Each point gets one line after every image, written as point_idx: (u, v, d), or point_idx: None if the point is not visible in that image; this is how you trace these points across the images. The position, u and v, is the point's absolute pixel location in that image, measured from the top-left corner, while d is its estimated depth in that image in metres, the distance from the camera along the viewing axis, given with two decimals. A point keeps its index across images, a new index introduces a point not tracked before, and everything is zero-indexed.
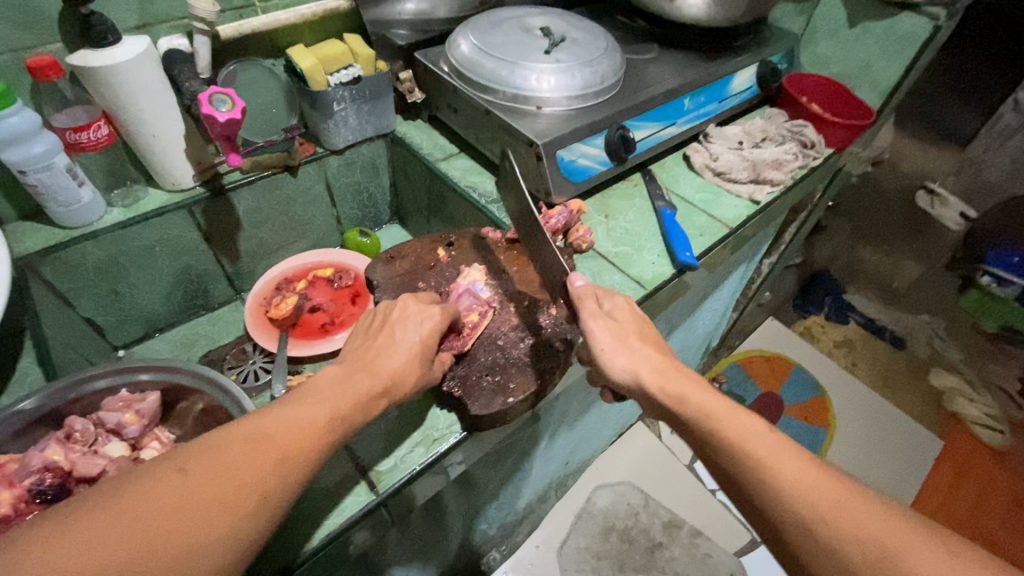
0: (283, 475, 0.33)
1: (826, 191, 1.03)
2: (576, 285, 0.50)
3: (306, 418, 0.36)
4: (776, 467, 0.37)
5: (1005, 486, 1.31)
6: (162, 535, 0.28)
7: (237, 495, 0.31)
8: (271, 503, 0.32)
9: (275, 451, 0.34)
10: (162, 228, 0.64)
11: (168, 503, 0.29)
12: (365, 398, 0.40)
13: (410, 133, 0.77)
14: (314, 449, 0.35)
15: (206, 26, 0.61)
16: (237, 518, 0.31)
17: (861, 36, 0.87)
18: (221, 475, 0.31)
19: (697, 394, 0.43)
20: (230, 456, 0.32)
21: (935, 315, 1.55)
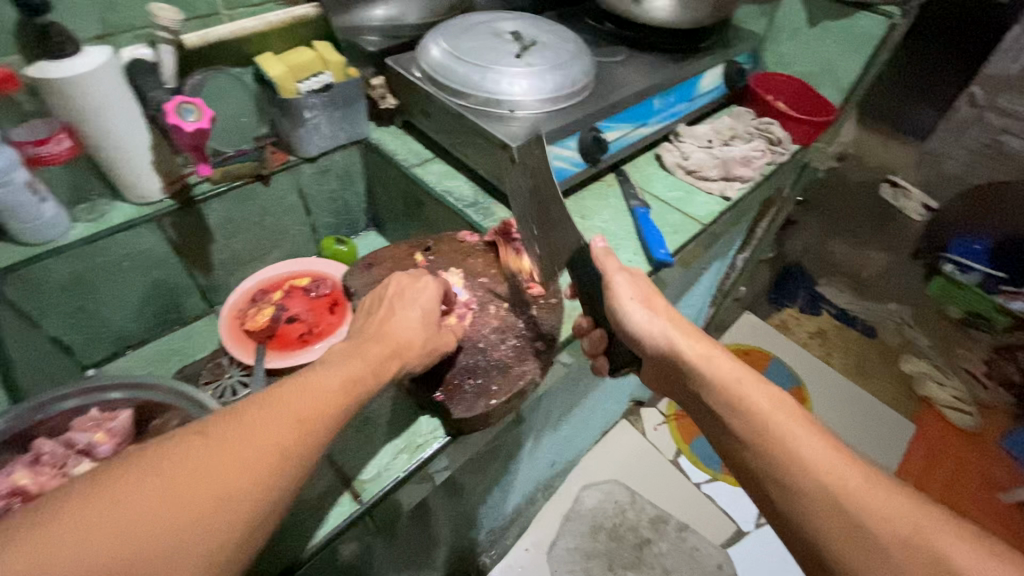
0: (303, 434, 0.35)
1: (794, 186, 1.06)
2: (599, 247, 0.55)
3: (321, 383, 0.38)
4: (804, 444, 0.39)
5: (976, 466, 1.35)
6: (190, 490, 0.30)
7: (258, 450, 0.32)
8: (293, 457, 0.34)
9: (294, 412, 0.35)
10: (131, 242, 0.63)
11: (194, 460, 0.31)
12: (376, 365, 0.42)
13: (383, 139, 0.77)
14: (329, 409, 0.37)
15: (171, 36, 0.59)
16: (261, 472, 0.32)
17: (821, 36, 0.90)
18: (242, 435, 0.33)
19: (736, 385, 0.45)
20: (250, 418, 0.34)
21: (902, 303, 1.61)
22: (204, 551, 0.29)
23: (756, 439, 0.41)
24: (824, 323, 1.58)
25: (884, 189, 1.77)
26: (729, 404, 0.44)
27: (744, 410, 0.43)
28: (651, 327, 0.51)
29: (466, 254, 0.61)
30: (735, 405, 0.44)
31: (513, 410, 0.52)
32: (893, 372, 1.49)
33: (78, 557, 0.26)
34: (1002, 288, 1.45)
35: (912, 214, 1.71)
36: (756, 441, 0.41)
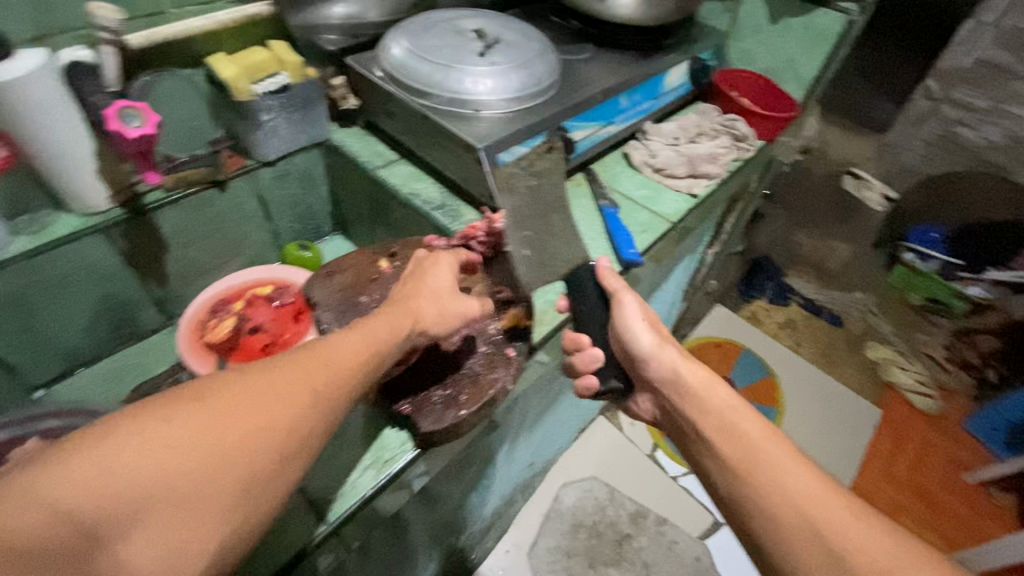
0: (332, 382, 0.36)
1: (761, 180, 1.07)
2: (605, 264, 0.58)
3: (351, 339, 0.40)
4: (790, 474, 0.41)
5: (940, 448, 1.40)
6: (231, 426, 0.31)
7: (289, 395, 0.34)
8: (321, 403, 0.35)
9: (327, 363, 0.37)
10: (77, 256, 0.59)
11: (236, 400, 0.32)
12: (398, 325, 0.43)
13: (346, 140, 0.75)
14: (355, 362, 0.38)
15: (112, 35, 0.56)
16: (297, 416, 0.34)
17: (783, 32, 0.91)
18: (279, 381, 0.34)
19: (714, 402, 0.48)
20: (286, 366, 0.35)
21: (866, 292, 1.65)
22: (241, 485, 0.30)
23: (739, 465, 0.43)
24: (793, 313, 1.62)
25: (847, 181, 1.83)
26: (719, 430, 0.45)
27: (732, 435, 0.45)
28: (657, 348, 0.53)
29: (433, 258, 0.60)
30: (724, 430, 0.45)
31: (485, 418, 0.51)
32: (859, 360, 1.53)
33: (126, 480, 0.27)
34: (961, 275, 1.52)
35: (873, 204, 1.78)
36: (739, 468, 0.43)
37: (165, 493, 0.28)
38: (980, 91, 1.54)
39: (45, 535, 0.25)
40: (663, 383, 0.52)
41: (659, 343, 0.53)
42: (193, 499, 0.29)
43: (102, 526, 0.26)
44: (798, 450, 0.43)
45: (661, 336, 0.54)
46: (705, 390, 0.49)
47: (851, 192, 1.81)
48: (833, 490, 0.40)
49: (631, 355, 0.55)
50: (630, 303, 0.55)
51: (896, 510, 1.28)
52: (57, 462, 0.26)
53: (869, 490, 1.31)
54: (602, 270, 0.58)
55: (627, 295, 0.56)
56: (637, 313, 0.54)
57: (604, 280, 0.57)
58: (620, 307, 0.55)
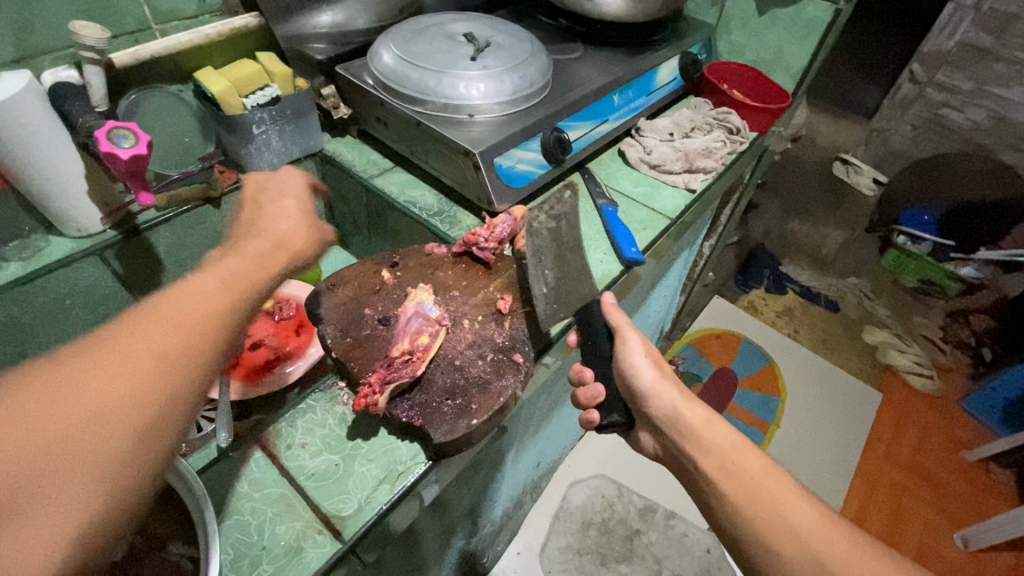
0: (187, 332, 0.31)
1: (754, 171, 1.07)
2: (611, 302, 0.56)
3: (203, 288, 0.34)
4: (796, 512, 0.45)
5: (941, 427, 1.42)
6: (59, 412, 0.26)
7: (134, 359, 0.29)
8: (181, 360, 0.30)
9: (172, 320, 0.31)
10: (73, 278, 0.58)
11: (53, 378, 0.27)
12: (261, 263, 0.39)
13: (339, 150, 0.74)
14: (217, 307, 0.33)
15: (97, 55, 0.55)
16: (152, 378, 0.29)
17: (770, 24, 0.90)
18: (110, 353, 0.29)
19: (712, 433, 0.51)
20: (118, 334, 0.29)
21: (860, 277, 1.69)
22: (98, 475, 0.26)
23: (746, 504, 0.46)
24: (790, 301, 1.63)
25: (837, 167, 1.82)
26: (722, 470, 0.48)
27: (737, 475, 0.47)
28: (660, 387, 0.54)
29: (283, 188, 0.48)
30: (728, 469, 0.48)
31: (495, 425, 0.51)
32: (858, 345, 1.54)
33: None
34: (953, 256, 1.56)
35: (863, 188, 1.76)
36: (746, 507, 0.46)
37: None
38: (963, 73, 1.56)
39: None
40: (665, 418, 0.53)
41: (660, 379, 0.53)
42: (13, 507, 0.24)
43: None
44: (796, 484, 0.47)
45: (662, 370, 0.55)
46: (704, 429, 0.51)
47: (842, 178, 1.80)
48: (835, 526, 0.44)
49: (634, 391, 0.55)
50: (634, 340, 0.55)
51: (898, 490, 1.29)
52: None
53: (873, 471, 1.32)
54: (607, 306, 0.56)
55: (630, 330, 0.55)
56: (640, 352, 0.54)
57: (609, 315, 0.56)
58: (623, 343, 0.55)
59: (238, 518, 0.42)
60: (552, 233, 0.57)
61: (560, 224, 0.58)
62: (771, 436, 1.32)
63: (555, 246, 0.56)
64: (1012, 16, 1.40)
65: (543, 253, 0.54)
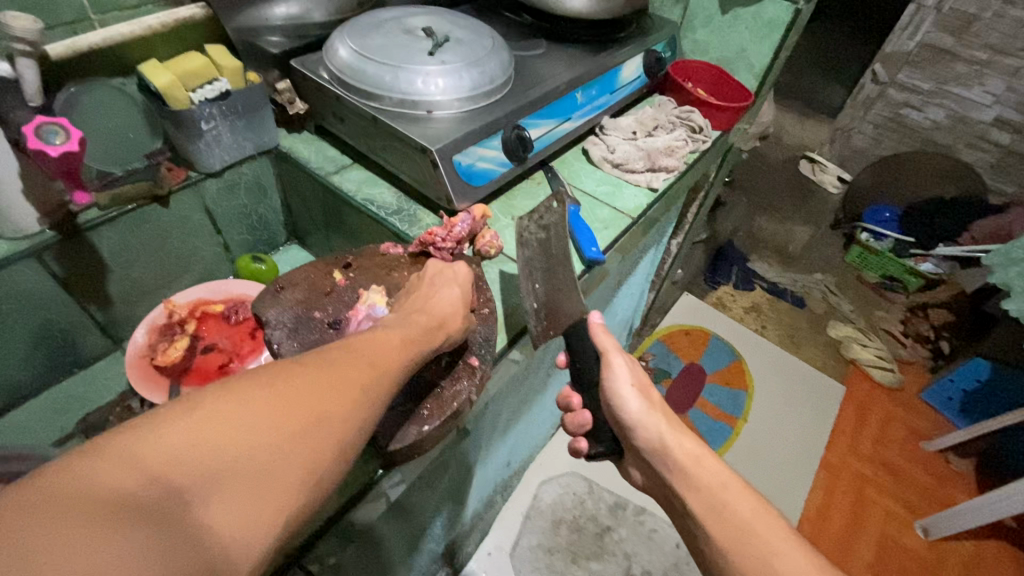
0: (385, 374, 0.37)
1: (720, 169, 1.08)
2: (596, 322, 0.56)
3: (391, 340, 0.40)
4: (786, 559, 0.42)
5: (902, 421, 1.45)
6: (301, 407, 0.31)
7: (355, 382, 0.34)
8: (380, 395, 0.35)
9: (373, 358, 0.37)
10: (6, 282, 0.55)
11: (304, 381, 0.32)
12: (428, 330, 0.44)
13: (295, 147, 0.72)
14: (401, 359, 0.39)
15: (29, 47, 0.51)
16: (362, 402, 0.34)
17: (733, 22, 0.91)
18: (331, 371, 0.34)
19: (704, 471, 0.50)
20: (337, 359, 0.35)
21: (826, 273, 1.73)
22: (307, 475, 0.30)
23: (732, 548, 0.44)
24: (757, 297, 1.65)
25: (804, 165, 1.89)
26: (710, 511, 0.47)
27: (723, 517, 0.46)
28: (647, 418, 0.53)
29: (454, 274, 0.53)
30: (716, 510, 0.46)
31: (451, 429, 0.50)
32: (822, 339, 1.58)
33: (194, 462, 0.26)
34: (912, 252, 1.60)
35: (828, 187, 1.84)
36: (731, 549, 0.44)
37: (233, 480, 0.27)
38: (923, 73, 1.60)
39: (138, 497, 0.24)
40: (652, 449, 0.53)
41: (647, 410, 0.53)
42: (264, 480, 0.28)
43: (174, 501, 0.25)
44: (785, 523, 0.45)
45: (649, 400, 0.54)
46: (693, 466, 0.50)
47: (807, 175, 1.88)
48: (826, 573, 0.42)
49: (620, 419, 0.55)
50: (621, 368, 0.55)
51: (861, 482, 1.33)
52: (149, 430, 0.26)
53: (837, 464, 1.35)
54: (595, 326, 0.57)
55: (616, 355, 0.55)
56: (626, 379, 0.54)
57: (596, 339, 0.56)
58: (609, 369, 0.55)
59: None
60: (541, 245, 0.60)
61: (548, 235, 0.61)
62: (739, 431, 1.34)
63: (544, 260, 0.58)
64: (972, 16, 1.45)
65: (533, 266, 0.57)
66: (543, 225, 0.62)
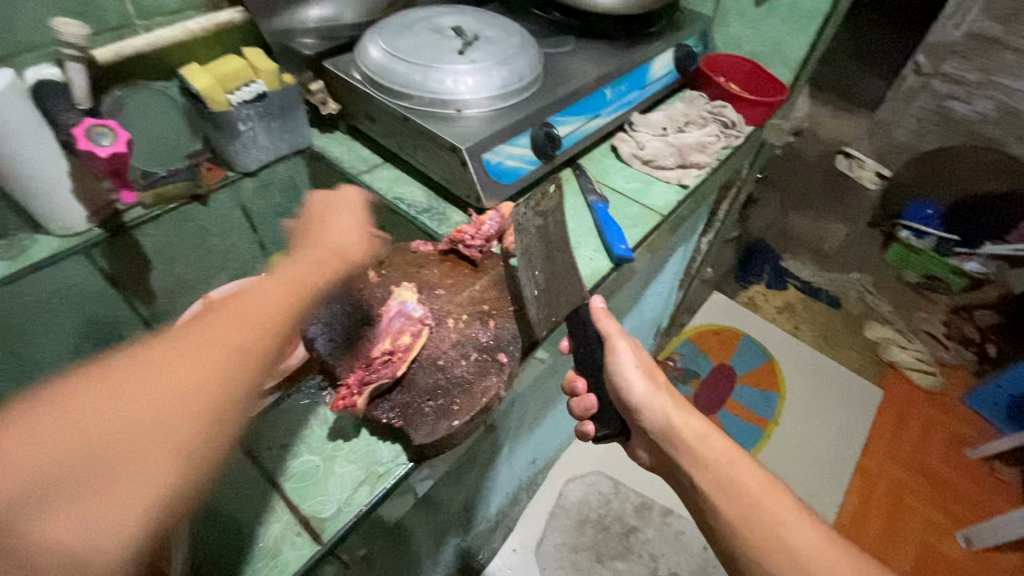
0: (260, 335, 0.34)
1: (752, 165, 1.06)
2: (599, 305, 0.55)
3: (271, 295, 0.37)
4: (793, 528, 0.45)
5: (945, 426, 1.40)
6: (151, 393, 0.28)
7: (218, 353, 0.31)
8: (254, 357, 0.33)
9: (245, 318, 0.34)
10: (59, 277, 0.58)
11: (153, 366, 0.29)
12: (310, 280, 0.41)
13: (328, 146, 0.73)
14: (280, 316, 0.36)
15: (80, 52, 0.54)
16: (230, 370, 0.31)
17: (767, 14, 0.89)
18: (194, 343, 0.31)
19: (710, 449, 0.51)
20: (203, 329, 0.32)
21: (864, 271, 1.67)
22: (175, 462, 0.27)
23: (743, 523, 0.46)
24: (790, 297, 1.61)
25: (840, 161, 1.81)
26: (718, 487, 0.48)
27: (735, 493, 0.47)
28: (651, 399, 0.53)
29: (345, 201, 0.51)
30: (725, 488, 0.48)
31: (480, 424, 0.50)
32: (858, 340, 1.52)
33: (26, 478, 0.24)
34: (957, 250, 1.52)
35: (866, 182, 1.76)
36: (741, 524, 0.46)
37: (75, 488, 0.25)
38: (971, 64, 1.54)
39: None
40: (659, 430, 0.53)
41: (653, 390, 0.53)
42: (118, 479, 0.26)
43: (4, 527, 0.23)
44: (790, 496, 0.48)
45: (653, 380, 0.54)
46: (701, 445, 0.51)
47: (845, 172, 1.80)
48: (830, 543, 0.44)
49: (626, 403, 0.54)
50: (625, 352, 0.53)
51: (899, 488, 1.28)
52: None
53: (873, 468, 1.30)
54: (597, 311, 0.55)
55: (621, 340, 0.53)
56: (631, 362, 0.52)
57: (598, 323, 0.54)
58: (613, 353, 0.53)
59: (217, 519, 0.42)
60: (540, 231, 0.55)
61: (546, 221, 0.57)
62: (769, 434, 1.31)
63: (544, 245, 0.54)
64: None
65: (533, 252, 0.53)
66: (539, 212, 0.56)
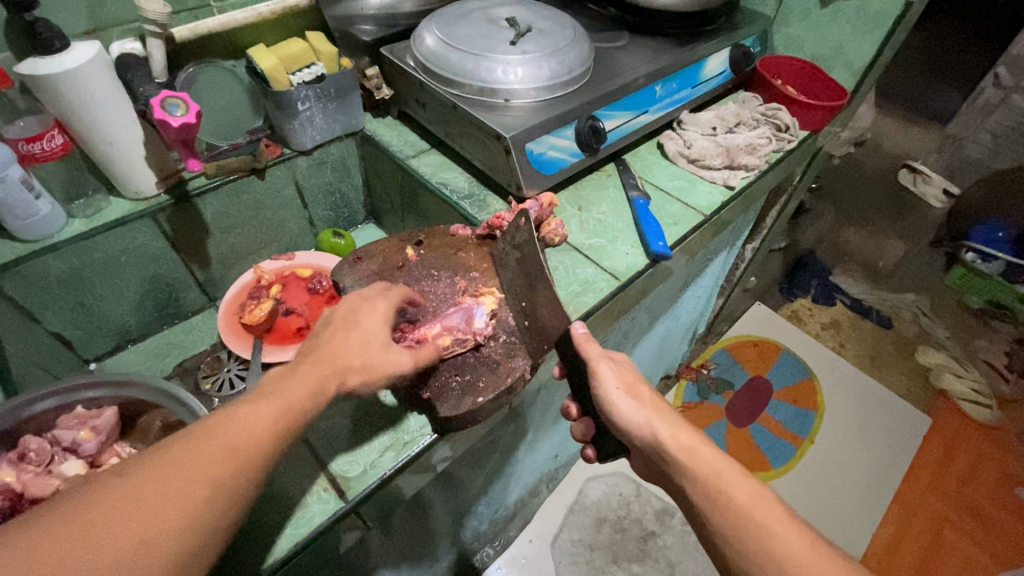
0: (239, 461, 0.33)
1: (806, 173, 1.01)
2: (579, 332, 0.48)
3: (254, 414, 0.35)
4: (783, 538, 0.38)
5: (997, 463, 1.31)
6: (121, 531, 0.28)
7: (193, 484, 0.30)
8: (229, 487, 0.32)
9: (230, 442, 0.33)
10: (127, 237, 0.62)
11: (128, 500, 0.29)
12: (316, 389, 0.39)
13: (378, 130, 0.76)
14: (266, 438, 0.34)
15: (159, 29, 0.59)
16: (205, 503, 0.30)
17: (833, 16, 0.85)
18: (165, 478, 0.30)
19: (706, 448, 0.44)
20: (173, 456, 0.31)
21: (920, 293, 1.58)
22: None
23: (733, 533, 0.40)
24: (838, 313, 1.55)
25: (903, 175, 1.76)
26: (705, 494, 0.41)
27: (720, 498, 0.41)
28: (638, 419, 0.47)
29: (364, 334, 0.44)
30: (712, 498, 0.41)
31: (503, 405, 0.51)
32: (908, 364, 1.45)
33: None
34: None
35: (931, 200, 1.70)
36: (729, 533, 0.40)
37: None
38: None
39: None
40: (649, 446, 0.46)
41: (641, 408, 0.47)
42: None
43: None
44: (783, 503, 0.41)
45: (642, 399, 0.48)
46: (688, 457, 0.44)
47: (908, 187, 1.75)
48: (824, 554, 0.38)
49: (614, 424, 0.49)
50: (607, 373, 0.48)
51: (939, 521, 1.21)
52: None
53: (911, 499, 1.24)
54: (578, 336, 0.48)
55: (602, 363, 0.48)
56: (612, 383, 0.48)
57: (581, 348, 0.48)
58: (596, 378, 0.48)
59: None
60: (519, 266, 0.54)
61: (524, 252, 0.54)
62: (803, 452, 1.27)
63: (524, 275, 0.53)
64: None
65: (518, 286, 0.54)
66: (517, 247, 0.53)
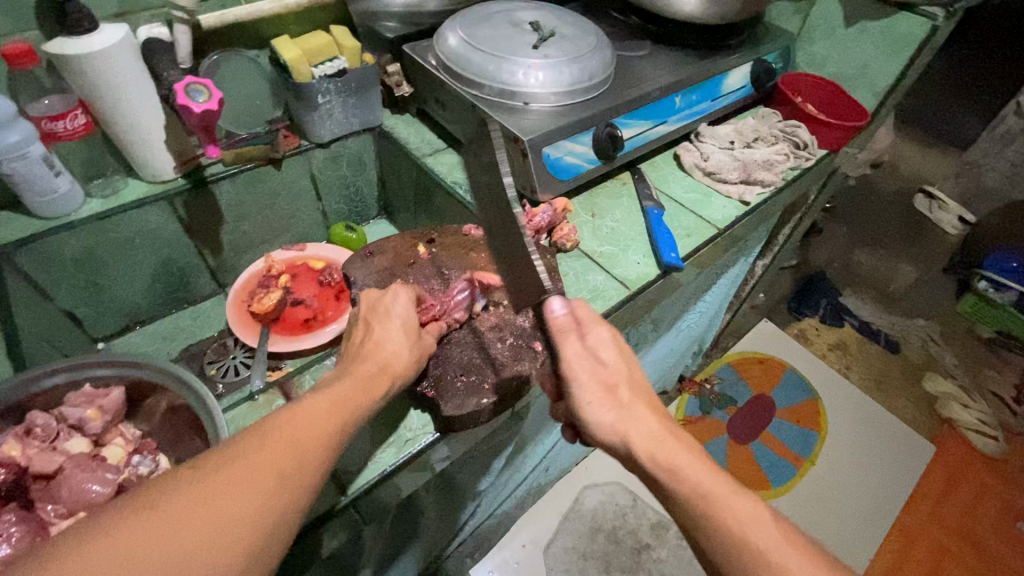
0: (303, 455, 0.32)
1: (822, 192, 1.01)
2: (555, 309, 0.47)
3: (316, 403, 0.35)
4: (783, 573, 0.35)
5: (1001, 496, 1.29)
6: (192, 521, 0.28)
7: (259, 475, 0.30)
8: (294, 477, 0.31)
9: (292, 438, 0.32)
10: (142, 220, 0.63)
11: (199, 492, 0.29)
12: (370, 383, 0.39)
13: (397, 127, 0.76)
14: (325, 431, 0.34)
15: (187, 14, 0.60)
16: (274, 492, 0.30)
17: (857, 36, 0.85)
18: (234, 473, 0.30)
19: (690, 462, 0.41)
20: (236, 452, 0.31)
21: (930, 319, 1.56)
22: None
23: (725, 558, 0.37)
24: (846, 335, 1.53)
25: (919, 200, 1.76)
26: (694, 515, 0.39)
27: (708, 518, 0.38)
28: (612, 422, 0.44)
29: (392, 308, 0.47)
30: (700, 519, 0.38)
31: (506, 408, 0.51)
32: (916, 392, 1.43)
33: None
34: None
35: (946, 226, 1.69)
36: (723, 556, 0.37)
37: None
38: None
39: None
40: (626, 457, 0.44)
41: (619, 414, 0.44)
42: None
43: None
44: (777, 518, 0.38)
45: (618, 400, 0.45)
46: (670, 473, 0.40)
47: (924, 212, 1.74)
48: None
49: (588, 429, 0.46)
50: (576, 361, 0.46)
51: (939, 554, 1.20)
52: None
53: (913, 528, 1.23)
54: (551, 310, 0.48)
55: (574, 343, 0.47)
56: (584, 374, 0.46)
57: (555, 327, 0.47)
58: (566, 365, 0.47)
59: None
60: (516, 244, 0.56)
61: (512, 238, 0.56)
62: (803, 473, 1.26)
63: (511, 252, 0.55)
64: None
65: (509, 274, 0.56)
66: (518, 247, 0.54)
